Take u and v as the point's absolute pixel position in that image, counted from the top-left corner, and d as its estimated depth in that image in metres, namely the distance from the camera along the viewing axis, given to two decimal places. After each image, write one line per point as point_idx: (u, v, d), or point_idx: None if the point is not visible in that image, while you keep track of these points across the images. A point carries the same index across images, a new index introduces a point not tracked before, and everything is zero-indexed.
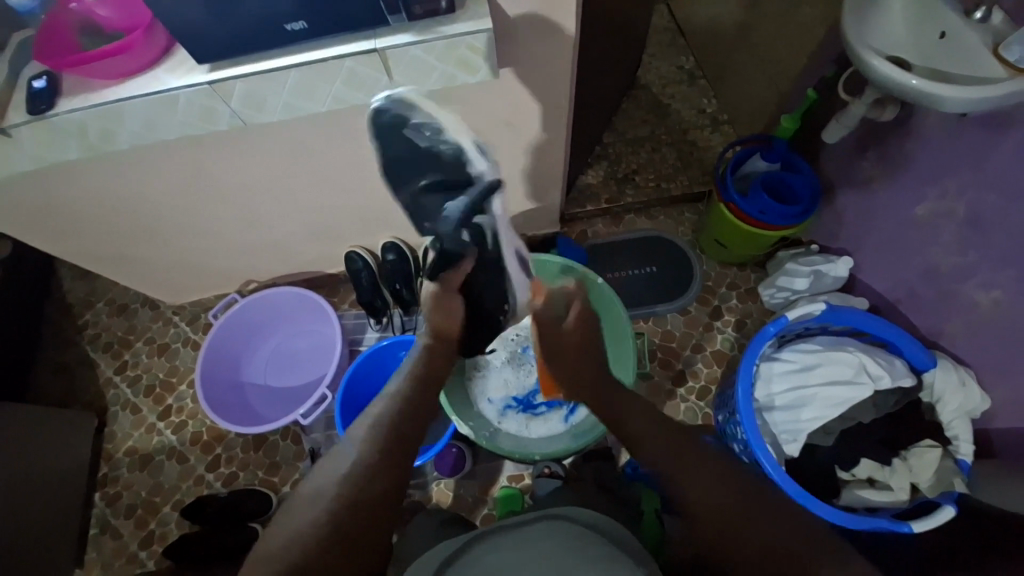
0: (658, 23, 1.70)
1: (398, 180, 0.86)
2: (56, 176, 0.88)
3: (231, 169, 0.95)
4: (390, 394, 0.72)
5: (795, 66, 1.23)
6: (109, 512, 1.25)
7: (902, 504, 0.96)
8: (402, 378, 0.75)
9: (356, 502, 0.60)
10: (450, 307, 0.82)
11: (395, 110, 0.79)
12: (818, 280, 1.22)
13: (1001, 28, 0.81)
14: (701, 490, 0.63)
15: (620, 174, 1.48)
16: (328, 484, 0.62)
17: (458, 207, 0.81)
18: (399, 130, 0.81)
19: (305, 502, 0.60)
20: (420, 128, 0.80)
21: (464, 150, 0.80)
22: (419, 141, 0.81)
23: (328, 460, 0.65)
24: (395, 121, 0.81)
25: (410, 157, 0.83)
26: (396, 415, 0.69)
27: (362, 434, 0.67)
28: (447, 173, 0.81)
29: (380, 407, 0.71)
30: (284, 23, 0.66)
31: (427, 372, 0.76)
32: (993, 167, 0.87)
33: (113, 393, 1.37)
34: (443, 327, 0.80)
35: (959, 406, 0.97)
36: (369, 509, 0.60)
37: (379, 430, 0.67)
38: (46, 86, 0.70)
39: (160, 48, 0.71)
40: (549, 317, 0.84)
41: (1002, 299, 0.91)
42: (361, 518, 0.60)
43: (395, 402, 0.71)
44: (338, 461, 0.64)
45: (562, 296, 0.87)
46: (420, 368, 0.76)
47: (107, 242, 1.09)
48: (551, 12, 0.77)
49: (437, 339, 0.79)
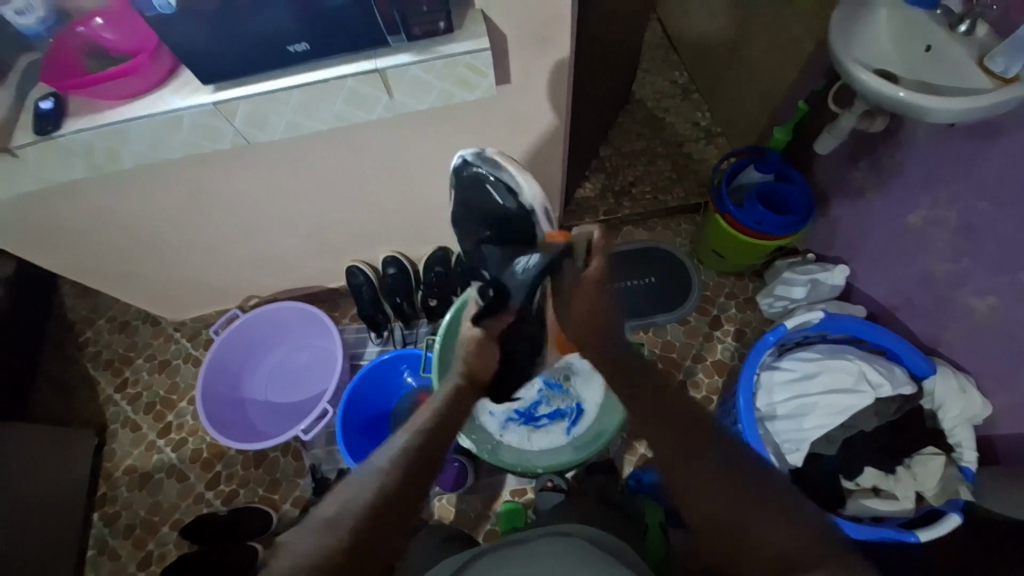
0: (651, 39, 1.74)
1: (459, 233, 0.79)
2: (60, 195, 0.89)
3: (234, 186, 0.97)
4: (417, 425, 0.65)
5: (785, 79, 1.25)
6: (108, 532, 1.24)
7: (907, 514, 0.94)
8: (429, 410, 0.67)
9: (378, 524, 0.58)
10: (488, 353, 0.72)
11: (482, 165, 0.76)
12: (815, 288, 1.22)
13: (985, 40, 0.83)
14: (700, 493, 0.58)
15: (617, 186, 1.50)
16: (346, 508, 0.58)
17: (523, 262, 0.73)
18: (466, 171, 0.76)
19: (316, 525, 0.57)
20: (481, 166, 0.76)
21: (535, 211, 0.73)
22: (495, 198, 0.75)
23: (344, 486, 0.60)
24: (465, 163, 0.76)
25: (472, 195, 0.76)
26: (420, 448, 0.63)
27: (384, 465, 0.62)
28: (509, 216, 0.74)
29: (405, 437, 0.64)
30: (288, 45, 0.68)
31: (452, 403, 0.67)
32: (982, 175, 0.89)
33: (112, 411, 1.36)
34: (477, 372, 0.70)
35: (960, 413, 0.97)
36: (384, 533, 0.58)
37: (405, 464, 0.61)
38: (53, 108, 0.72)
39: (165, 70, 0.74)
40: (568, 266, 0.73)
41: (998, 304, 0.92)
42: (375, 543, 0.57)
43: (418, 435, 0.64)
44: (356, 489, 0.59)
45: (583, 237, 0.72)
46: (449, 397, 0.68)
47: (109, 259, 1.10)
48: (548, 30, 0.79)
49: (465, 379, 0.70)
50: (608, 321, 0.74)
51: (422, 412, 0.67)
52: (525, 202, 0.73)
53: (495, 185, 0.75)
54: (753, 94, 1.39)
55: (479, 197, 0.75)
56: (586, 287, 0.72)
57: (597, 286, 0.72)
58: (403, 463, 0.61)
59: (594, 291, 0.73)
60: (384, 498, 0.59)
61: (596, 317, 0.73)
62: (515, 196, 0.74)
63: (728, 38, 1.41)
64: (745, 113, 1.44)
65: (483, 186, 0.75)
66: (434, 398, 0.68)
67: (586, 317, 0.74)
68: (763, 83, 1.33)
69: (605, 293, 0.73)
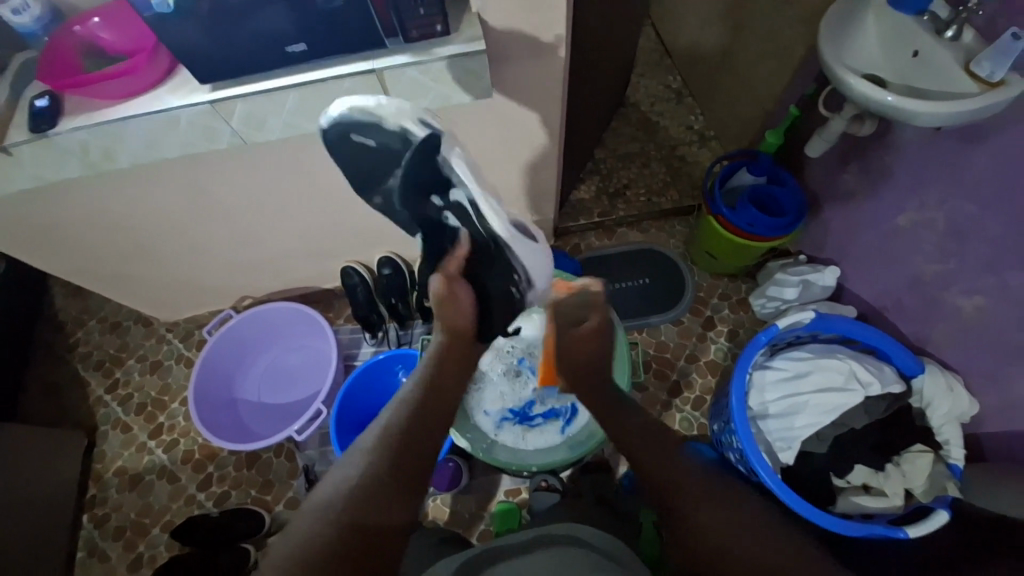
0: (645, 44, 1.76)
1: (371, 190, 0.74)
2: (54, 194, 0.89)
3: (229, 186, 0.97)
4: (399, 402, 0.79)
5: (777, 84, 1.27)
6: (98, 534, 1.23)
7: (896, 510, 0.96)
8: (412, 384, 0.81)
9: (368, 511, 0.69)
10: (457, 298, 0.78)
11: (349, 115, 0.67)
12: (807, 289, 1.24)
13: (971, 45, 0.85)
14: (699, 508, 0.72)
15: (612, 188, 1.51)
16: (338, 493, 0.70)
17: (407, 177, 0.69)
18: (352, 140, 0.69)
19: (313, 510, 0.69)
20: (360, 129, 0.68)
21: (410, 126, 0.66)
22: (368, 143, 0.68)
23: (335, 473, 0.73)
24: (342, 133, 0.69)
25: (372, 162, 0.71)
26: (405, 428, 0.76)
27: (370, 443, 0.75)
28: (397, 155, 0.68)
29: (390, 416, 0.78)
30: (285, 45, 0.69)
31: (434, 382, 0.80)
32: (968, 178, 0.91)
33: (103, 412, 1.35)
34: (454, 322, 0.79)
35: (948, 411, 0.98)
36: (373, 521, 0.69)
37: (385, 440, 0.75)
38: (48, 106, 0.72)
39: (163, 70, 0.73)
40: (566, 318, 0.82)
41: (985, 305, 0.94)
42: (366, 530, 0.68)
43: (405, 413, 0.77)
44: (346, 468, 0.73)
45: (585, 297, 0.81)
46: (430, 374, 0.81)
47: (102, 260, 1.10)
48: (544, 34, 0.80)
49: (449, 334, 0.80)
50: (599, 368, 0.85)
51: (409, 389, 0.80)
52: (394, 123, 0.66)
53: (368, 127, 0.67)
54: (745, 98, 1.41)
55: (370, 159, 0.70)
56: (581, 340, 0.82)
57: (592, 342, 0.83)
58: (390, 441, 0.75)
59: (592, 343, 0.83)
60: (371, 484, 0.71)
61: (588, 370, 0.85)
62: (394, 124, 0.66)
63: (720, 44, 1.43)
64: (738, 118, 1.46)
65: (359, 137, 0.68)
66: (418, 372, 0.82)
67: (579, 363, 0.84)
68: (755, 88, 1.35)
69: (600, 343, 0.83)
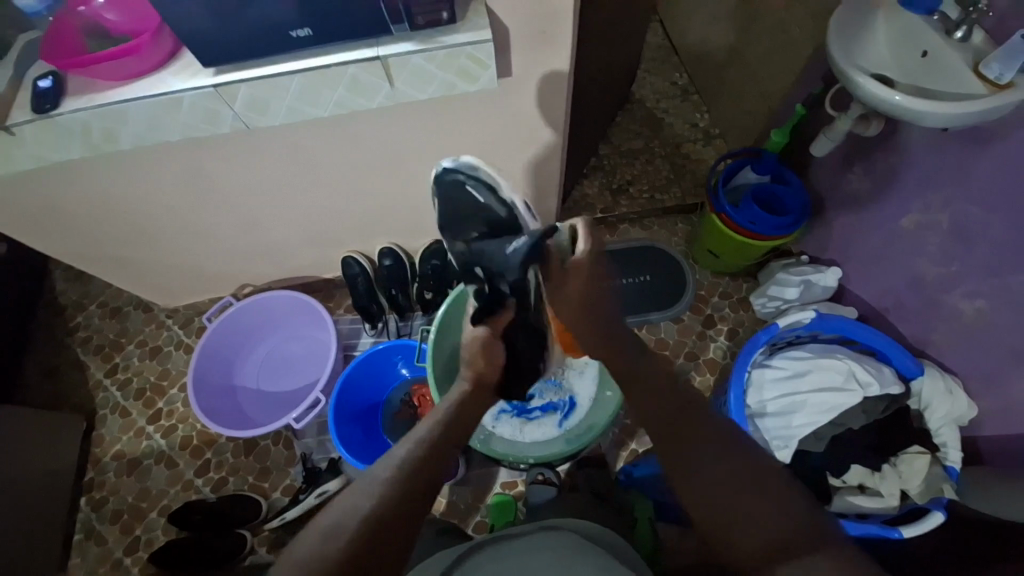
0: (652, 40, 1.75)
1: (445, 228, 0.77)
2: (56, 175, 0.89)
3: (232, 172, 0.97)
4: (418, 432, 0.66)
5: (784, 82, 1.27)
6: (95, 517, 1.23)
7: (891, 511, 0.96)
8: (431, 419, 0.69)
9: (383, 531, 0.56)
10: (492, 353, 0.75)
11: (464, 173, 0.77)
12: (808, 289, 1.23)
13: (981, 47, 0.84)
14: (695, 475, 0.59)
15: (615, 184, 1.50)
16: (345, 516, 0.56)
17: (520, 248, 0.72)
18: (445, 167, 1.01)
19: (312, 539, 0.54)
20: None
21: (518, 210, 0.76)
22: (476, 196, 0.75)
23: (344, 495, 0.58)
24: (462, 181, 0.76)
25: (464, 211, 0.76)
26: (426, 451, 0.64)
27: (387, 464, 0.61)
28: (495, 223, 0.75)
29: (407, 444, 0.64)
30: (290, 30, 0.68)
31: (450, 418, 0.69)
32: (975, 180, 0.90)
33: (102, 396, 1.35)
34: (486, 374, 0.74)
35: (946, 413, 0.98)
36: (388, 541, 0.56)
37: (405, 463, 0.61)
38: (52, 86, 0.71)
39: (167, 52, 0.73)
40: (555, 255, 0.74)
41: (986, 308, 0.94)
42: (380, 549, 0.55)
43: (422, 443, 0.64)
44: (356, 493, 0.58)
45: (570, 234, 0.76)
46: (447, 411, 0.70)
47: (102, 243, 1.09)
48: (551, 26, 0.79)
49: (472, 385, 0.74)
50: (603, 313, 0.75)
51: (426, 426, 0.67)
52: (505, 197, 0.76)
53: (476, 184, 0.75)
54: (751, 97, 1.40)
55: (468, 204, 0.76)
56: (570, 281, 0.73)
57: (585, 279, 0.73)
58: (407, 466, 0.61)
59: (584, 288, 0.74)
60: (386, 501, 0.57)
61: (591, 303, 0.75)
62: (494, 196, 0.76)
63: (728, 41, 1.42)
64: (744, 116, 1.46)
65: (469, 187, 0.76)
66: (435, 412, 0.70)
67: (574, 302, 0.75)
68: (762, 86, 1.34)
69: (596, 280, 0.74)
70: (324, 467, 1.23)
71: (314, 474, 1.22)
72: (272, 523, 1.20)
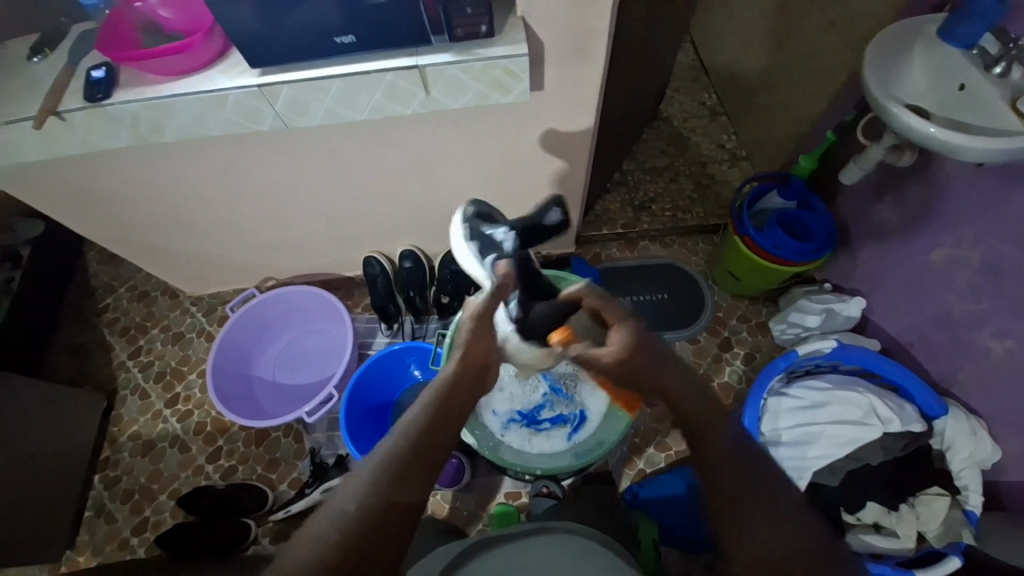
0: (682, 60, 1.76)
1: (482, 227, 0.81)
2: (100, 161, 0.93)
3: (266, 169, 1.00)
4: (408, 420, 0.60)
5: (816, 108, 1.26)
6: (107, 495, 1.26)
7: (907, 553, 0.94)
8: (420, 406, 0.62)
9: (373, 522, 0.53)
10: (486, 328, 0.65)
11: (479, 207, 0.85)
12: (830, 318, 1.21)
13: (1019, 84, 0.82)
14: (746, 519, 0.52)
15: (637, 201, 1.50)
16: (336, 510, 0.53)
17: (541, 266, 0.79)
18: (478, 212, 0.84)
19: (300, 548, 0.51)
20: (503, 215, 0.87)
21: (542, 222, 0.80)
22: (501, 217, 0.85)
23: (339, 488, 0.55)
24: (480, 208, 0.85)
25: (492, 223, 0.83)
26: (416, 448, 0.58)
27: (376, 460, 0.57)
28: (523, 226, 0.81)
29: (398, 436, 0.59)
30: (334, 35, 0.71)
31: (440, 407, 0.61)
32: (1009, 218, 0.88)
33: (123, 377, 1.39)
34: (476, 354, 0.64)
35: (969, 456, 0.95)
36: (378, 536, 0.53)
37: (395, 457, 0.57)
38: (105, 77, 0.75)
39: (216, 51, 0.77)
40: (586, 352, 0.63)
41: (1016, 349, 0.91)
42: (372, 543, 0.52)
43: (411, 432, 0.59)
44: (349, 485, 0.55)
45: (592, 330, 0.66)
46: (439, 396, 0.62)
47: (137, 230, 1.14)
48: (586, 43, 0.81)
49: (466, 360, 0.63)
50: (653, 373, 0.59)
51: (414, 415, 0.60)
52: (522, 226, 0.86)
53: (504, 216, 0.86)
54: (782, 121, 1.39)
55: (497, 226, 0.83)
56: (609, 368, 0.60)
57: (622, 369, 0.60)
58: (396, 462, 0.57)
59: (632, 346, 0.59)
60: (377, 494, 0.54)
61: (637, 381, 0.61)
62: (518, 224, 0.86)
63: (760, 64, 1.42)
64: (772, 140, 1.45)
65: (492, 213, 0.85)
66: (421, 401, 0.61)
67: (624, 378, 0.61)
68: (793, 111, 1.34)
69: (644, 352, 0.59)
70: (332, 463, 1.25)
71: (322, 470, 1.23)
72: (278, 514, 1.21)
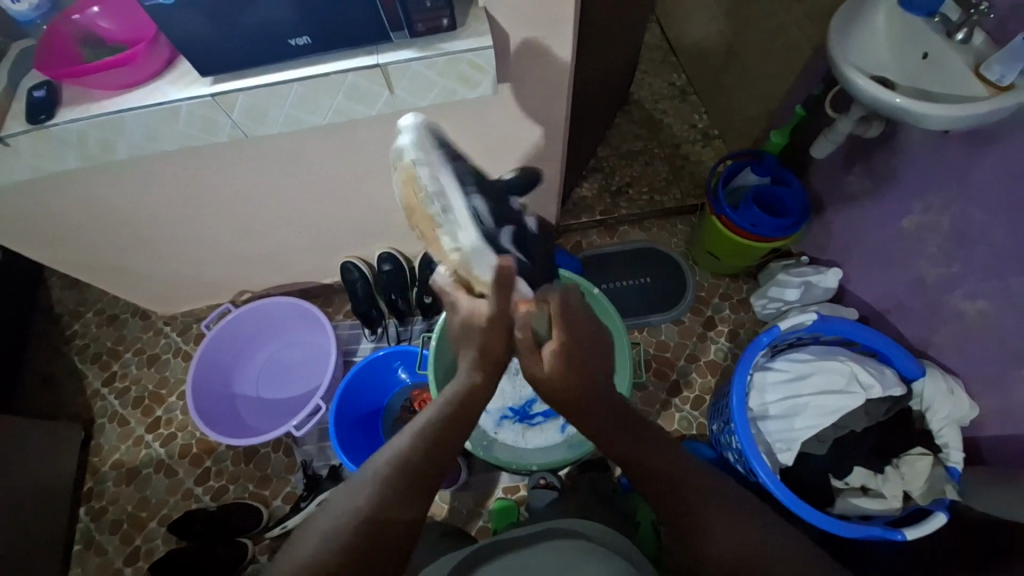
0: (649, 41, 1.75)
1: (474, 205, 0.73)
2: (52, 184, 0.88)
3: (230, 179, 0.96)
4: (420, 425, 0.62)
5: (784, 83, 1.26)
6: (95, 528, 1.22)
7: (893, 512, 0.97)
8: (433, 411, 0.64)
9: (377, 530, 0.54)
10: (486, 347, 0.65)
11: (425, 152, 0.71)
12: (808, 290, 1.23)
13: (981, 49, 0.85)
14: (714, 523, 0.61)
15: (614, 186, 1.50)
16: (339, 513, 0.55)
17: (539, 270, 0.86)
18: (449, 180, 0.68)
19: (308, 545, 0.52)
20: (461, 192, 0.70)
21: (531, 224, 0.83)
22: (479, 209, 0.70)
23: (340, 494, 0.57)
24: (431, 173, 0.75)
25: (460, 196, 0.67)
26: (424, 453, 0.60)
27: (382, 464, 0.59)
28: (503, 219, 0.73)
29: (408, 439, 0.61)
30: (289, 37, 0.68)
31: (455, 410, 0.64)
32: (975, 182, 0.90)
33: (100, 405, 1.34)
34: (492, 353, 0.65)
35: (949, 414, 0.99)
36: (387, 541, 0.54)
37: (399, 466, 0.58)
38: (47, 96, 0.70)
39: (163, 61, 0.72)
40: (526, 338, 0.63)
41: (987, 310, 0.94)
42: (381, 548, 0.54)
43: (421, 438, 0.61)
44: (353, 491, 0.57)
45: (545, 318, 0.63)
46: (451, 405, 0.64)
47: (98, 252, 1.08)
48: (552, 30, 0.79)
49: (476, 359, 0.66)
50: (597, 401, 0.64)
51: (429, 415, 0.63)
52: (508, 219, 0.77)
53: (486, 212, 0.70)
54: (751, 99, 1.40)
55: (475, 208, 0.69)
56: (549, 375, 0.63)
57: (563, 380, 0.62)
58: (407, 461, 0.59)
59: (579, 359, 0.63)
60: (380, 500, 0.56)
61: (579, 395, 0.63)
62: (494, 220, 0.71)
63: (726, 41, 1.42)
64: (742, 118, 1.46)
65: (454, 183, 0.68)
66: (441, 401, 0.64)
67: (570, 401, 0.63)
68: (761, 87, 1.34)
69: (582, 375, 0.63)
70: (326, 474, 1.23)
71: (317, 481, 1.21)
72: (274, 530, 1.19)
